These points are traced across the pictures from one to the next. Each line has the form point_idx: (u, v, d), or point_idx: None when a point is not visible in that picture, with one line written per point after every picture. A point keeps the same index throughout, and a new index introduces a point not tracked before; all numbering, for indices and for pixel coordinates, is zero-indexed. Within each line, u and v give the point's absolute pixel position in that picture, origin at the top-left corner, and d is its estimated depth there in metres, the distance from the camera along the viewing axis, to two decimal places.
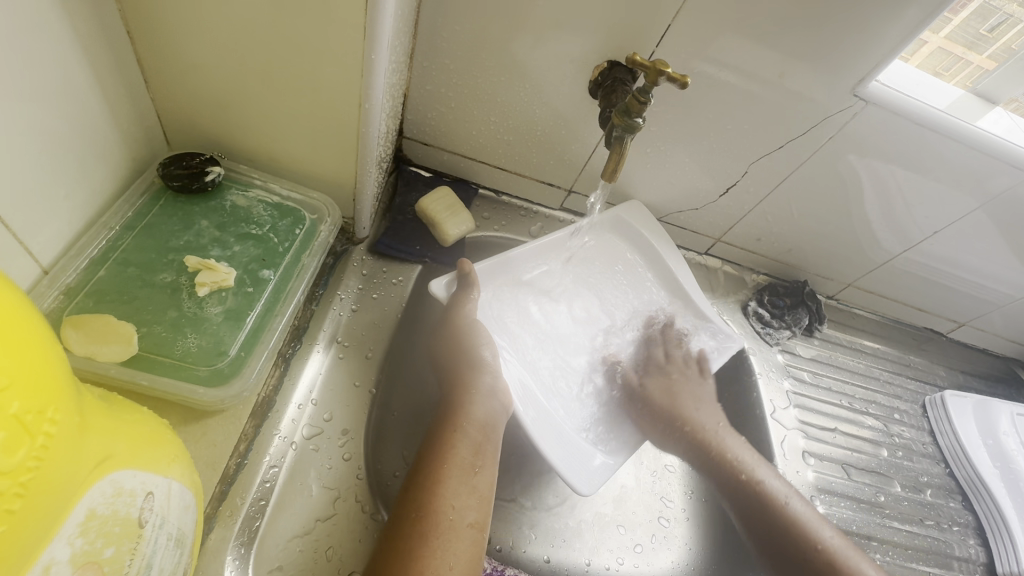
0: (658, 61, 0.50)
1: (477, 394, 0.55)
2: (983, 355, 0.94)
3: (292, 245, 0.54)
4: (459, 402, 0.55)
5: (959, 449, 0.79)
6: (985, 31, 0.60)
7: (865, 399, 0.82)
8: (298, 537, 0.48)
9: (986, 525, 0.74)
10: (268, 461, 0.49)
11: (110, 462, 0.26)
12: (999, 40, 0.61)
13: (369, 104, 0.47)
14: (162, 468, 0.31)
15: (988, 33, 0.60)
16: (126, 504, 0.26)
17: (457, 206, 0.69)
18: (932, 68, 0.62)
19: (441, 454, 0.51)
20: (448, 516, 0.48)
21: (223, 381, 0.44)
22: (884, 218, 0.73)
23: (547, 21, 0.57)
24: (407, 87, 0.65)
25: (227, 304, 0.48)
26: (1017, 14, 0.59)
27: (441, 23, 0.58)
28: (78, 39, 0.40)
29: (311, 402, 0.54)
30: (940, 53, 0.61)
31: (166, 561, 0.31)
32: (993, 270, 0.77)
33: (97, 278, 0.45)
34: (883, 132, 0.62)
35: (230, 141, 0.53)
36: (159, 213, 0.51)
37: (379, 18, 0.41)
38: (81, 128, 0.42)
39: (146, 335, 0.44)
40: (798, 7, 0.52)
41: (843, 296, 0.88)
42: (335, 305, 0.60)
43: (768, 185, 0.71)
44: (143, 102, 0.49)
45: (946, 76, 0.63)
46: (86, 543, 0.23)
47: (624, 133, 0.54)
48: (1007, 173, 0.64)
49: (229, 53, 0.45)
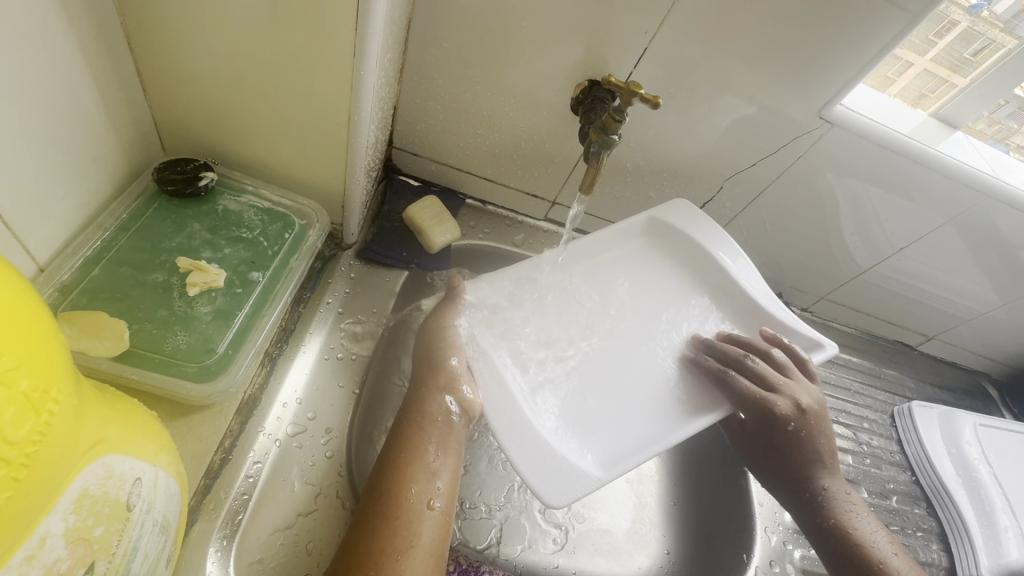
0: (632, 82, 0.53)
1: (434, 390, 0.56)
2: (953, 368, 0.97)
3: (281, 249, 0.56)
4: (418, 399, 0.56)
5: (923, 458, 0.82)
6: (968, 55, 0.63)
7: (836, 408, 0.85)
8: (280, 531, 0.49)
9: (948, 530, 0.77)
10: (252, 457, 0.51)
11: (101, 446, 0.27)
12: (982, 64, 0.63)
13: (358, 116, 0.50)
14: (150, 456, 0.33)
15: (972, 57, 0.63)
16: (116, 487, 0.28)
17: (444, 214, 0.72)
18: (917, 89, 0.66)
19: (402, 444, 0.52)
20: (409, 500, 0.49)
21: (211, 377, 0.46)
22: (853, 234, 0.76)
23: (532, 42, 0.60)
24: (398, 99, 0.68)
25: (216, 304, 0.50)
26: (1000, 39, 0.61)
27: (431, 39, 0.61)
28: (83, 50, 0.42)
29: (296, 401, 0.56)
30: (925, 75, 0.65)
31: (150, 545, 0.33)
32: (959, 285, 0.81)
33: (91, 277, 0.47)
34: (848, 152, 0.65)
35: (224, 148, 0.56)
36: (154, 215, 0.53)
37: (369, 36, 0.44)
38: (80, 131, 0.45)
39: (137, 332, 0.46)
40: (764, 35, 0.56)
41: (817, 307, 0.91)
42: (322, 308, 0.62)
43: (743, 201, 0.74)
44: (141, 110, 0.51)
45: (930, 99, 0.66)
46: (78, 519, 0.25)
47: (601, 148, 0.57)
48: (966, 194, 0.67)
49: (226, 65, 0.48)
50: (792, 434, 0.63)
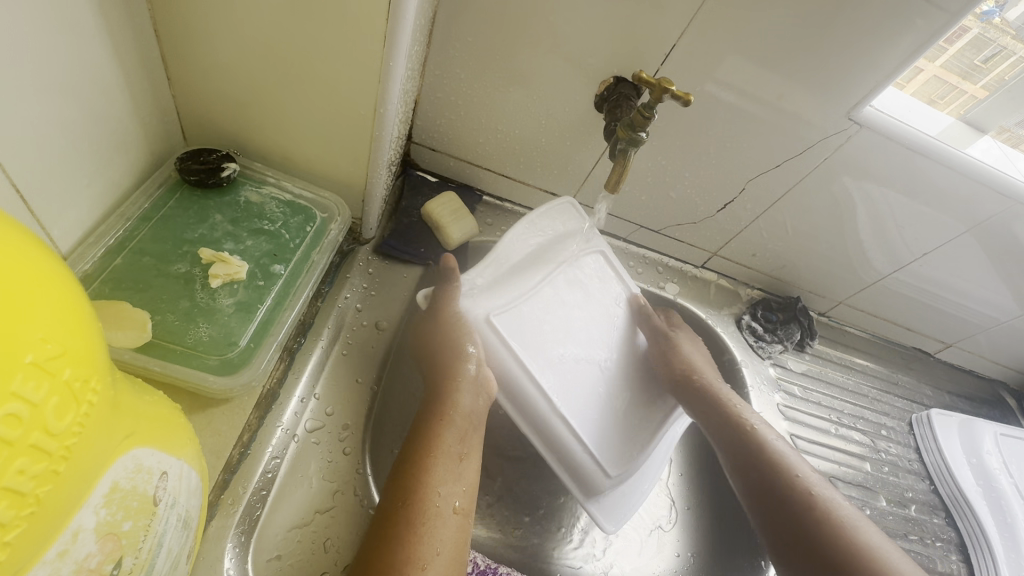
0: (663, 79, 0.52)
1: (460, 380, 0.54)
2: (970, 377, 0.96)
3: (302, 242, 0.55)
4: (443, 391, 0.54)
5: (943, 467, 0.80)
6: (978, 62, 0.62)
7: (853, 414, 0.84)
8: (297, 528, 0.48)
9: (967, 541, 0.76)
10: (271, 452, 0.50)
11: (133, 438, 0.27)
12: (993, 70, 0.62)
13: (384, 109, 0.49)
14: (176, 450, 0.32)
15: (982, 64, 0.62)
16: (144, 480, 0.27)
17: (462, 210, 0.71)
18: (926, 95, 0.64)
19: (428, 442, 0.50)
20: (436, 503, 0.47)
21: (232, 371, 0.45)
22: (875, 238, 0.75)
23: (557, 37, 0.59)
24: (419, 93, 0.67)
25: (237, 297, 0.49)
26: (1010, 46, 0.61)
27: (455, 32, 0.60)
28: (110, 37, 0.42)
29: (314, 396, 0.55)
30: (935, 81, 0.63)
31: (174, 541, 0.32)
32: (981, 293, 0.79)
33: (114, 266, 0.47)
34: (875, 155, 0.64)
35: (246, 139, 0.55)
36: (175, 205, 0.53)
37: (399, 27, 0.43)
38: (106, 119, 0.44)
39: (160, 323, 0.45)
40: (796, 34, 0.55)
41: (835, 313, 0.89)
42: (340, 302, 0.61)
43: (766, 202, 0.73)
44: (164, 98, 0.51)
45: (939, 104, 0.64)
46: (108, 513, 0.24)
47: (628, 146, 0.56)
48: (994, 200, 0.66)
49: (252, 55, 0.47)
50: (694, 379, 0.65)
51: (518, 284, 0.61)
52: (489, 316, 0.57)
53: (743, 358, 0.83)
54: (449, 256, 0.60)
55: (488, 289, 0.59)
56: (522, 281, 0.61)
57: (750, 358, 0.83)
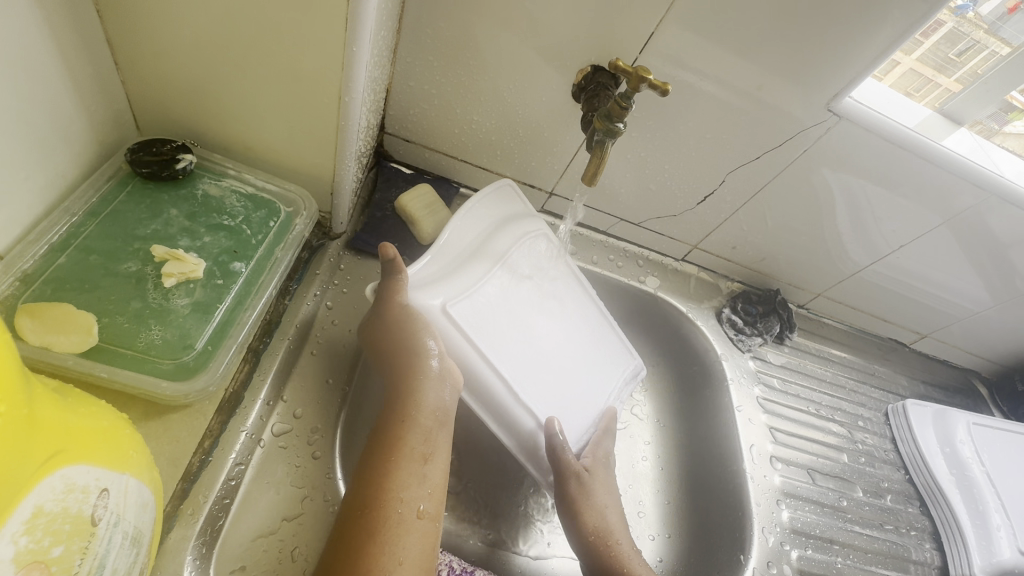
0: (640, 68, 0.50)
1: (425, 379, 0.51)
2: (944, 366, 0.97)
3: (266, 237, 0.53)
4: (406, 390, 0.51)
5: (917, 456, 0.81)
6: (953, 56, 0.61)
7: (831, 406, 0.85)
8: (262, 537, 0.47)
9: (941, 529, 0.77)
10: (234, 458, 0.47)
11: (61, 456, 0.25)
12: (967, 64, 0.61)
13: (350, 97, 0.47)
14: (119, 464, 0.30)
15: (957, 57, 0.61)
16: (77, 501, 0.25)
17: (437, 203, 0.68)
18: (903, 88, 0.63)
19: (390, 444, 0.48)
20: (399, 509, 0.45)
21: (189, 375, 0.43)
22: (853, 231, 0.75)
23: (532, 22, 0.56)
24: (390, 81, 0.64)
25: (195, 296, 0.47)
26: (983, 41, 0.60)
27: (426, 17, 0.58)
28: (46, 17, 0.38)
29: (281, 399, 0.53)
30: (911, 74, 0.62)
31: (120, 560, 0.30)
32: (954, 284, 0.80)
33: (57, 265, 0.44)
34: (854, 147, 0.64)
35: (204, 129, 0.52)
36: (126, 199, 0.50)
37: (362, 10, 0.40)
38: (46, 107, 0.41)
39: (108, 326, 0.42)
40: (776, 22, 0.54)
41: (813, 305, 0.90)
42: (310, 299, 0.59)
43: (744, 195, 0.72)
44: (113, 86, 0.47)
45: (915, 97, 0.64)
46: (31, 541, 0.22)
47: (605, 137, 0.54)
48: (969, 191, 0.66)
49: (204, 40, 0.44)
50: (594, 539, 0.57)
51: (475, 268, 0.57)
52: (447, 309, 0.53)
53: (723, 351, 0.83)
54: (389, 243, 0.53)
55: (439, 280, 0.56)
56: (470, 271, 0.57)
57: (730, 351, 0.83)
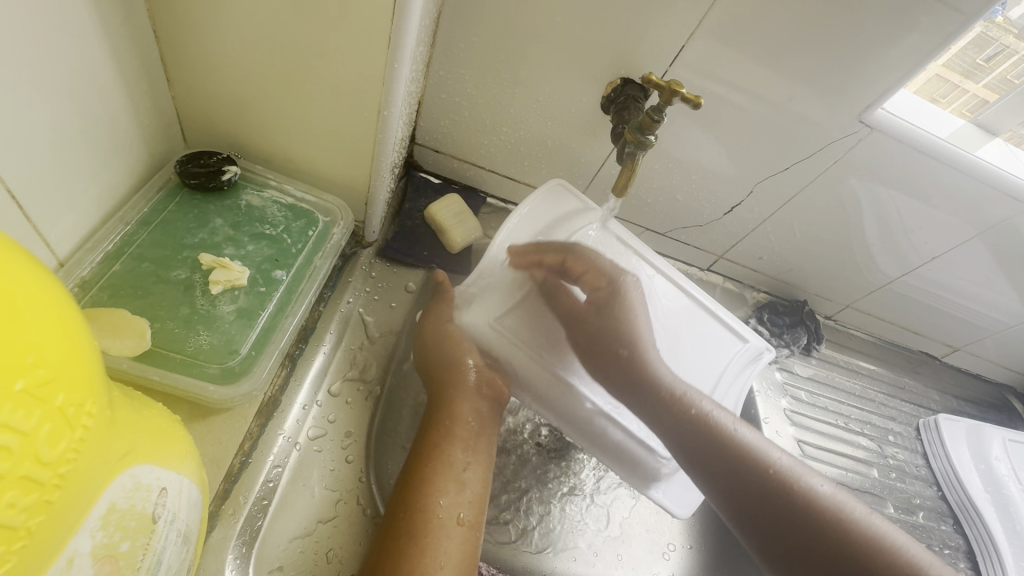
0: (672, 81, 0.51)
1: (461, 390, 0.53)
2: (977, 380, 0.95)
3: (305, 246, 0.55)
4: (444, 401, 0.53)
5: (950, 473, 0.79)
6: (981, 62, 0.60)
7: (860, 420, 0.83)
8: (299, 538, 0.48)
9: (975, 548, 0.74)
10: (272, 460, 0.49)
11: (131, 456, 0.26)
12: (996, 69, 0.61)
13: (389, 110, 0.48)
14: (175, 465, 0.31)
15: (986, 63, 0.61)
16: (142, 499, 0.27)
17: (466, 212, 0.69)
18: (929, 94, 0.62)
19: (429, 450, 0.49)
20: (437, 513, 0.46)
21: (233, 379, 0.45)
22: (883, 243, 0.74)
23: (562, 35, 0.58)
24: (423, 94, 0.66)
25: (239, 303, 0.48)
26: (1013, 45, 0.59)
27: (460, 33, 0.59)
28: (108, 39, 0.41)
29: (316, 403, 0.54)
30: (938, 80, 0.61)
31: (173, 557, 0.31)
32: (988, 297, 0.78)
33: (112, 272, 0.46)
34: (886, 159, 0.63)
35: (248, 141, 0.54)
36: (175, 209, 0.52)
37: (404, 29, 0.42)
38: (106, 123, 0.43)
39: (159, 330, 0.44)
40: (808, 35, 0.54)
41: (841, 316, 0.88)
42: (343, 306, 0.61)
43: (773, 206, 0.72)
44: (164, 101, 0.50)
45: (942, 103, 0.63)
46: (105, 536, 0.24)
47: (636, 149, 0.55)
48: (1005, 203, 0.65)
49: (251, 57, 0.46)
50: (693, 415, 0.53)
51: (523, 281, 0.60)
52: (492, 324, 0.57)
53: None
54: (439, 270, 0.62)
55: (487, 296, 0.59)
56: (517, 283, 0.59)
57: None
